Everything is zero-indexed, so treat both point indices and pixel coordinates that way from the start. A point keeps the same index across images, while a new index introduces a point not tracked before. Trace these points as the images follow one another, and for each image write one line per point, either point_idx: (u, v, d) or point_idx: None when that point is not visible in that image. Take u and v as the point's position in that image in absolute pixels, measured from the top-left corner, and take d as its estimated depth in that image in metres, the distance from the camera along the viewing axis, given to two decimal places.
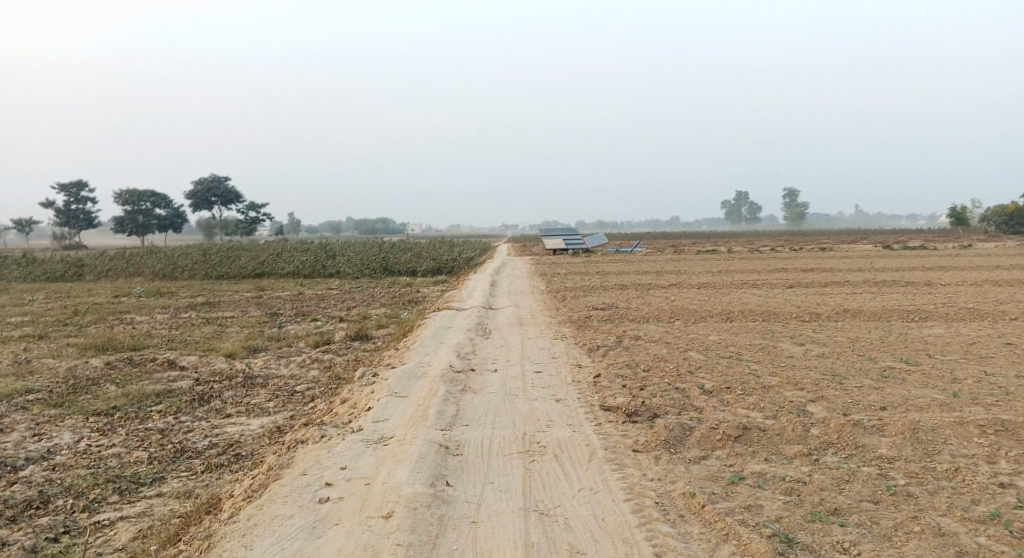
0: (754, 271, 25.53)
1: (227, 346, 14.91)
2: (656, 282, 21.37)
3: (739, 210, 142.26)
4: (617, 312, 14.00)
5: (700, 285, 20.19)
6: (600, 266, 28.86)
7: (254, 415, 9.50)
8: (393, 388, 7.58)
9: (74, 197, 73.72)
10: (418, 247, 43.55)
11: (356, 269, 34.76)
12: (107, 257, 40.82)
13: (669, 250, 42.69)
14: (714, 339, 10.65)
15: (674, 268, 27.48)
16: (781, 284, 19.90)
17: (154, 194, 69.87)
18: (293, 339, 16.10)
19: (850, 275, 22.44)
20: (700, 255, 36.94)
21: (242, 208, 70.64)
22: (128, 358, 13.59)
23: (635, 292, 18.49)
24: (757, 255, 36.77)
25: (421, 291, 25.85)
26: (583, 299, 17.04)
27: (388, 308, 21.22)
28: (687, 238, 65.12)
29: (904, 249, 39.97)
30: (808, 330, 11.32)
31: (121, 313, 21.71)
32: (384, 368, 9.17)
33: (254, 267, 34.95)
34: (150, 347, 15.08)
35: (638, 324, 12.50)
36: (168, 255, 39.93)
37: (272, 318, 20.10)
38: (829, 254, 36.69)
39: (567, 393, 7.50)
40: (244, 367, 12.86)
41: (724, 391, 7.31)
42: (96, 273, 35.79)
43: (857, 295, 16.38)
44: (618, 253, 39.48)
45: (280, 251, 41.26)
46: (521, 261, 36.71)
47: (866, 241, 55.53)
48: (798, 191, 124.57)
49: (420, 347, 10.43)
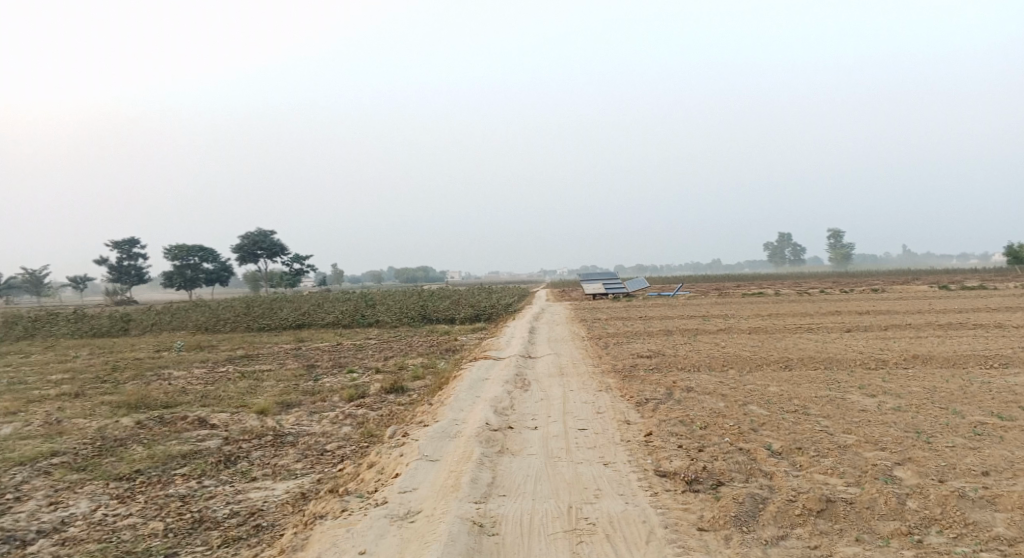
0: (806, 314, 24.37)
1: (259, 401, 14.47)
2: (703, 327, 20.44)
3: (782, 251, 139.73)
4: (664, 361, 13.16)
5: (750, 330, 19.13)
6: (643, 311, 27.96)
7: (281, 479, 8.94)
8: (424, 450, 6.94)
9: (126, 254, 75.96)
10: (457, 295, 43.17)
11: (394, 319, 34.47)
12: (153, 312, 41.40)
13: (712, 294, 41.39)
14: (774, 391, 9.76)
15: (721, 312, 26.40)
16: (838, 328, 18.74)
17: (201, 249, 71.48)
18: (327, 393, 15.61)
19: (910, 317, 21.17)
20: (746, 298, 35.72)
21: (285, 261, 71.74)
22: (159, 416, 13.24)
23: (682, 338, 17.58)
24: (806, 298, 35.41)
25: (459, 339, 25.28)
26: (627, 346, 16.21)
27: (425, 358, 20.65)
28: (730, 281, 63.67)
29: (963, 290, 38.06)
30: (878, 379, 10.32)
31: (160, 368, 21.57)
32: (415, 426, 8.55)
33: (294, 318, 34.93)
34: (183, 403, 14.74)
35: (688, 373, 11.66)
36: (210, 308, 40.27)
37: (308, 371, 19.70)
38: (883, 296, 35.14)
39: (616, 455, 6.76)
40: (275, 424, 12.37)
41: (795, 453, 6.49)
42: (141, 327, 36.19)
43: (924, 339, 15.22)
44: (661, 298, 38.48)
45: (321, 301, 41.37)
46: (562, 307, 35.98)
47: (919, 281, 53.45)
48: (842, 232, 121.89)
49: (455, 401, 9.77)
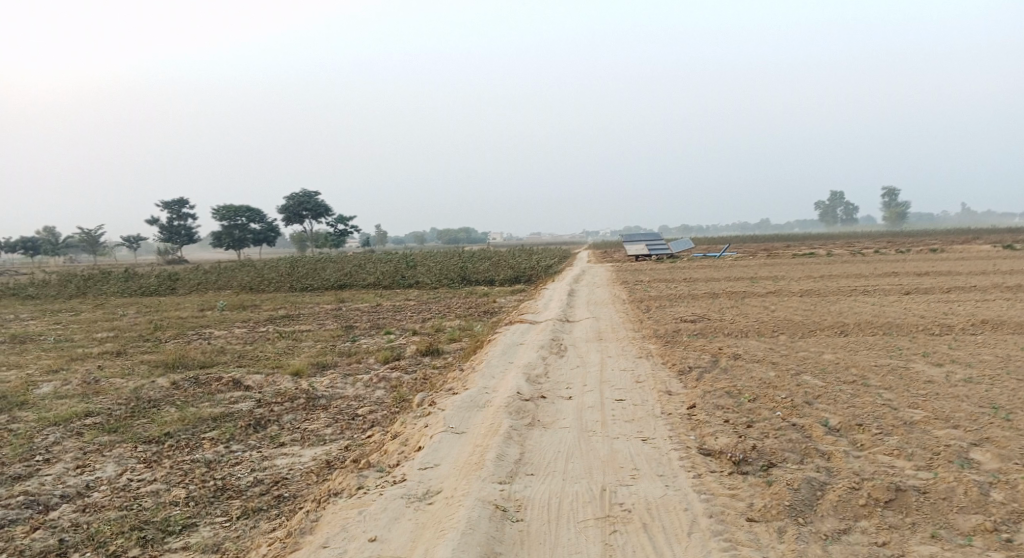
0: (860, 276, 23.22)
1: (294, 362, 14.32)
2: (751, 289, 19.57)
3: (833, 210, 135.36)
4: (709, 325, 12.49)
5: (802, 293, 18.20)
6: (687, 273, 27.07)
7: (308, 445, 8.69)
8: (449, 421, 6.53)
9: (175, 214, 77.54)
10: (498, 256, 42.74)
11: (434, 279, 34.26)
12: (200, 271, 42.04)
13: (760, 255, 39.92)
14: (829, 360, 9.06)
15: (769, 273, 25.37)
16: (896, 291, 17.70)
17: (248, 209, 72.42)
18: (363, 355, 15.40)
19: (973, 280, 19.93)
20: (796, 259, 34.41)
21: (329, 222, 72.26)
22: (194, 377, 13.20)
23: (728, 301, 16.82)
24: (860, 258, 33.92)
25: (498, 301, 24.88)
26: (670, 309, 15.56)
27: (462, 320, 20.31)
28: (779, 241, 61.85)
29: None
30: (945, 347, 9.50)
31: (202, 328, 21.70)
32: (444, 393, 8.15)
33: (336, 279, 35.02)
34: (220, 364, 14.70)
35: (735, 340, 10.99)
36: (254, 268, 40.72)
37: (346, 332, 19.56)
38: (942, 256, 33.41)
39: (656, 430, 6.26)
40: (307, 387, 12.18)
41: (856, 430, 5.87)
42: (188, 286, 36.75)
43: (992, 303, 14.16)
44: (706, 258, 37.37)
45: (362, 262, 41.43)
46: (603, 268, 35.18)
47: (981, 241, 51.00)
48: (897, 189, 117.21)
49: (487, 368, 9.34)
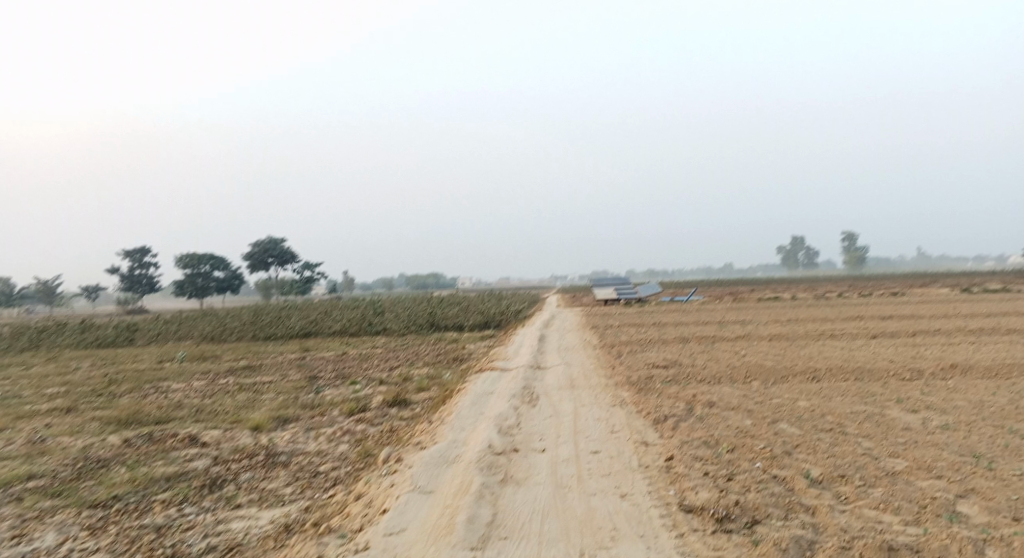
0: (826, 320, 23.45)
1: (255, 416, 13.76)
2: (720, 333, 19.58)
3: (795, 255, 138.37)
4: (682, 372, 12.34)
5: (770, 337, 18.24)
6: (656, 318, 27.08)
7: (267, 506, 8.21)
8: (416, 480, 6.20)
9: (137, 263, 75.93)
10: (467, 302, 42.44)
11: (402, 326, 33.78)
12: (160, 321, 40.88)
13: (727, 299, 40.34)
14: (804, 407, 8.94)
15: (737, 317, 25.52)
16: (863, 335, 17.82)
17: (212, 257, 71.22)
18: (327, 407, 14.88)
19: (936, 323, 20.25)
20: (762, 303, 34.79)
21: (296, 269, 71.37)
22: (148, 433, 12.57)
23: (699, 346, 16.74)
24: (824, 302, 34.44)
25: (467, 348, 24.52)
26: (641, 355, 15.41)
27: (431, 369, 19.89)
28: (744, 285, 62.77)
29: (986, 293, 36.95)
30: (917, 392, 9.46)
31: (159, 380, 20.89)
32: (412, 448, 7.80)
33: (301, 327, 34.30)
34: (176, 419, 14.06)
35: (709, 386, 10.83)
36: (217, 317, 39.73)
37: (311, 382, 18.98)
38: (903, 300, 34.06)
39: (634, 484, 6.00)
40: (268, 442, 11.65)
41: (839, 482, 5.69)
42: (147, 337, 35.62)
43: (957, 346, 14.31)
44: (674, 303, 37.58)
45: (328, 309, 40.76)
46: (573, 314, 35.08)
47: (938, 285, 52.32)
48: (855, 235, 120.49)
49: (456, 420, 9.00)
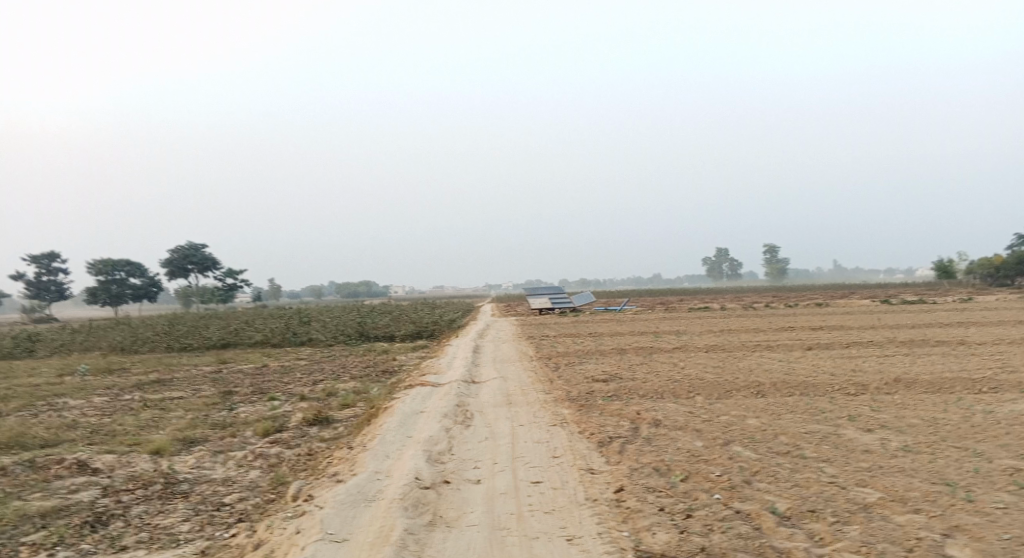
0: (758, 331, 23.46)
1: (157, 438, 12.37)
2: (658, 344, 19.18)
3: (721, 266, 142.69)
4: (624, 386, 11.70)
5: (708, 348, 17.94)
6: (592, 327, 26.66)
7: (156, 548, 7.08)
8: (328, 526, 5.28)
9: (45, 268, 71.11)
10: (399, 310, 41.15)
11: (329, 336, 32.30)
12: (66, 330, 37.89)
13: (660, 309, 40.58)
14: (755, 427, 8.41)
15: (672, 328, 25.36)
16: (799, 346, 17.78)
17: (128, 263, 67.31)
18: (241, 426, 13.61)
19: (866, 334, 20.50)
20: (695, 313, 35.05)
21: (220, 276, 68.28)
22: (29, 459, 11.03)
23: (638, 358, 16.24)
24: (755, 313, 35.00)
25: (398, 359, 23.40)
26: (580, 368, 14.75)
27: (358, 382, 18.73)
28: (676, 295, 63.94)
29: (904, 304, 38.51)
30: (868, 409, 9.08)
31: (54, 397, 18.89)
32: (328, 481, 6.83)
33: (220, 338, 32.32)
34: (64, 441, 12.50)
35: (653, 403, 10.22)
36: (130, 326, 37.11)
37: (225, 398, 17.52)
38: (829, 311, 35.01)
39: (582, 523, 5.26)
40: (169, 469, 10.36)
41: (810, 518, 5.09)
42: (48, 348, 32.81)
43: (894, 359, 14.28)
44: (608, 312, 37.40)
45: (252, 318, 38.71)
46: (507, 323, 34.39)
47: (858, 295, 54.55)
48: (777, 247, 125.06)
49: (381, 445, 8.04)
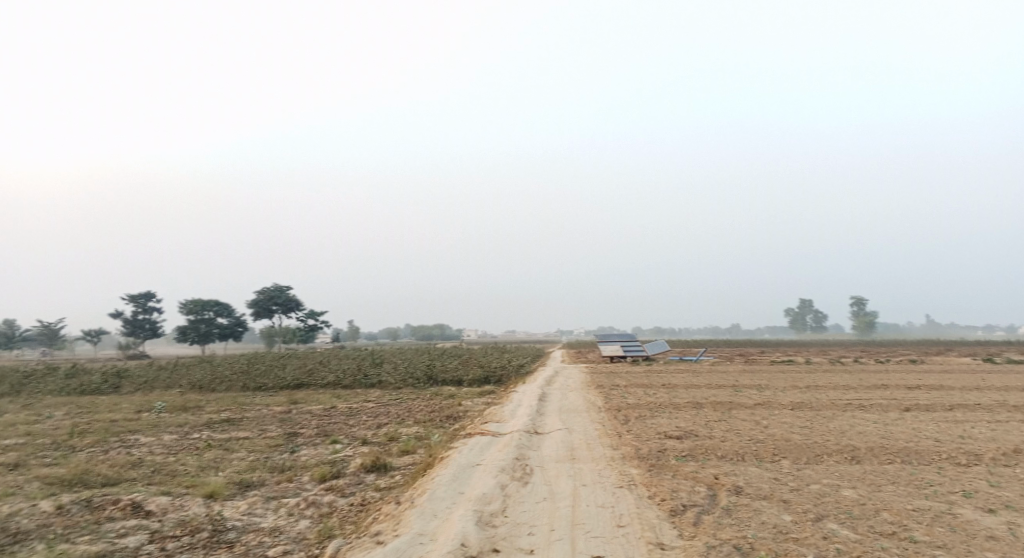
0: (849, 388, 21.66)
1: (214, 481, 12.17)
2: (737, 399, 17.96)
3: (803, 317, 136.97)
4: (700, 445, 10.74)
5: (793, 405, 16.61)
6: (666, 378, 25.44)
7: None
8: None
9: (141, 307, 74.90)
10: (469, 354, 40.80)
11: (398, 379, 32.16)
12: (152, 367, 39.22)
13: (738, 360, 38.70)
14: (853, 499, 7.38)
15: (752, 381, 23.90)
16: (895, 407, 16.23)
17: (216, 303, 70.10)
18: (298, 471, 13.30)
19: (971, 396, 18.63)
20: (777, 366, 33.22)
21: (300, 317, 70.15)
22: (87, 498, 10.96)
23: (716, 413, 15.13)
24: (843, 368, 32.84)
25: (464, 405, 22.82)
26: (652, 421, 13.80)
27: (421, 428, 18.26)
28: (755, 347, 61.31)
29: (1011, 364, 35.39)
30: (986, 484, 7.90)
31: (127, 434, 19.16)
32: (369, 543, 6.29)
33: (293, 378, 32.65)
34: (126, 480, 12.46)
35: (732, 466, 9.26)
36: (210, 364, 38.06)
37: (288, 440, 17.36)
38: (925, 368, 32.46)
39: None
40: (219, 514, 10.06)
41: None
42: (133, 385, 33.92)
43: (1009, 425, 12.72)
44: (683, 362, 35.91)
45: (325, 359, 39.10)
46: (577, 371, 33.41)
47: (957, 352, 50.83)
48: (864, 299, 119.22)
49: (430, 502, 7.47)
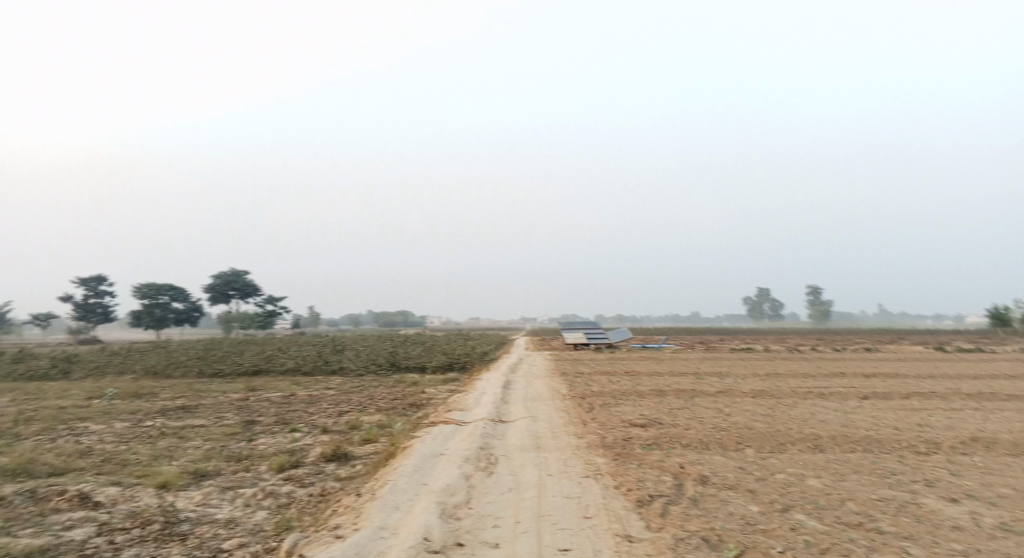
0: (808, 376, 22.01)
1: (167, 470, 11.73)
2: (700, 387, 18.06)
3: (762, 306, 139.62)
4: (665, 433, 10.70)
5: (754, 393, 16.76)
6: (629, 365, 25.55)
7: None
8: None
9: (93, 290, 72.64)
10: (432, 341, 40.50)
11: (360, 365, 31.71)
12: (104, 352, 38.00)
13: (699, 348, 39.15)
14: (818, 489, 7.38)
15: (714, 369, 24.14)
16: (853, 395, 16.50)
17: (172, 287, 68.36)
18: (256, 460, 12.93)
19: (925, 384, 19.08)
20: (737, 354, 33.67)
21: (260, 302, 68.86)
22: (30, 489, 10.45)
23: (680, 401, 15.18)
24: (801, 356, 33.46)
25: (427, 392, 22.58)
26: (616, 409, 13.76)
27: (383, 415, 17.97)
28: (715, 334, 62.21)
29: (960, 352, 36.48)
30: (946, 473, 7.98)
31: (76, 421, 18.45)
32: (328, 538, 6.04)
33: (252, 364, 31.95)
34: (73, 470, 11.94)
35: (698, 455, 9.23)
36: (165, 350, 37.02)
37: (246, 428, 16.91)
38: (880, 356, 33.23)
39: None
40: (171, 506, 9.67)
41: None
42: (84, 370, 32.81)
43: (963, 413, 13.01)
44: (646, 350, 36.15)
45: (286, 345, 38.39)
46: (541, 358, 33.39)
47: (908, 341, 52.28)
48: (821, 289, 121.96)
49: (392, 494, 7.25)
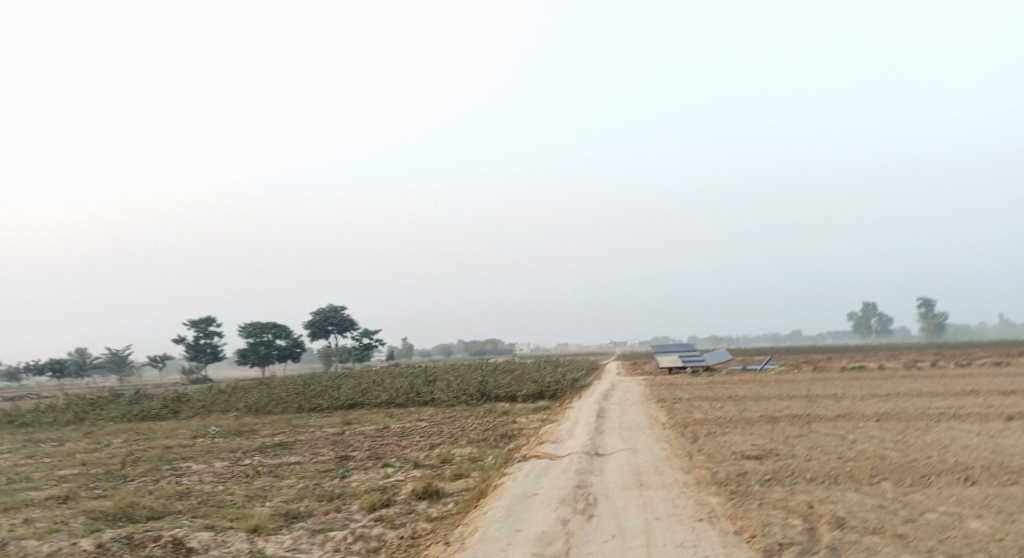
0: (936, 395, 19.85)
1: (259, 513, 11.53)
2: (815, 410, 16.52)
3: (868, 319, 131.62)
4: (784, 466, 9.55)
5: (879, 416, 15.11)
6: (732, 389, 23.98)
7: None
8: None
9: (203, 332, 76.39)
10: (524, 368, 39.89)
11: (451, 396, 31.43)
12: (211, 391, 39.45)
13: (806, 367, 36.68)
14: (985, 533, 6.18)
15: (827, 390, 22.26)
16: (997, 415, 14.60)
17: (275, 325, 70.99)
18: (347, 499, 12.60)
19: None
20: (849, 373, 31.31)
21: (356, 336, 70.48)
22: (129, 534, 10.42)
23: (794, 427, 13.83)
24: (922, 372, 30.66)
25: (519, 423, 21.90)
26: (725, 439, 12.59)
27: (475, 448, 17.41)
28: (821, 352, 58.72)
29: None
30: None
31: (180, 461, 18.80)
32: None
33: (347, 399, 32.26)
34: (171, 514, 11.94)
35: (827, 491, 8.08)
36: (267, 386, 38.04)
37: (339, 464, 16.73)
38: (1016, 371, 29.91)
39: None
40: (261, 552, 9.37)
41: None
42: (192, 410, 34.03)
43: None
44: (748, 372, 34.16)
45: (379, 378, 38.73)
46: (636, 383, 32.09)
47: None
48: (934, 300, 113.54)
49: (483, 543, 6.61)
